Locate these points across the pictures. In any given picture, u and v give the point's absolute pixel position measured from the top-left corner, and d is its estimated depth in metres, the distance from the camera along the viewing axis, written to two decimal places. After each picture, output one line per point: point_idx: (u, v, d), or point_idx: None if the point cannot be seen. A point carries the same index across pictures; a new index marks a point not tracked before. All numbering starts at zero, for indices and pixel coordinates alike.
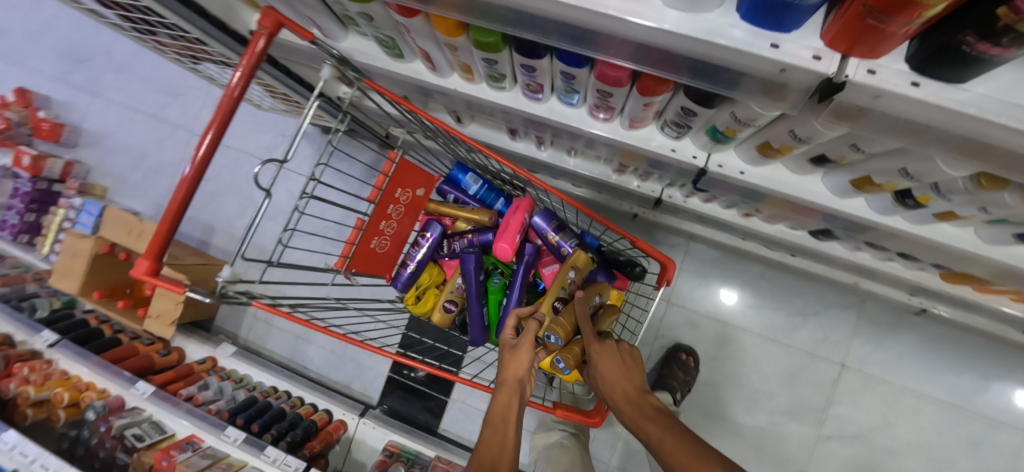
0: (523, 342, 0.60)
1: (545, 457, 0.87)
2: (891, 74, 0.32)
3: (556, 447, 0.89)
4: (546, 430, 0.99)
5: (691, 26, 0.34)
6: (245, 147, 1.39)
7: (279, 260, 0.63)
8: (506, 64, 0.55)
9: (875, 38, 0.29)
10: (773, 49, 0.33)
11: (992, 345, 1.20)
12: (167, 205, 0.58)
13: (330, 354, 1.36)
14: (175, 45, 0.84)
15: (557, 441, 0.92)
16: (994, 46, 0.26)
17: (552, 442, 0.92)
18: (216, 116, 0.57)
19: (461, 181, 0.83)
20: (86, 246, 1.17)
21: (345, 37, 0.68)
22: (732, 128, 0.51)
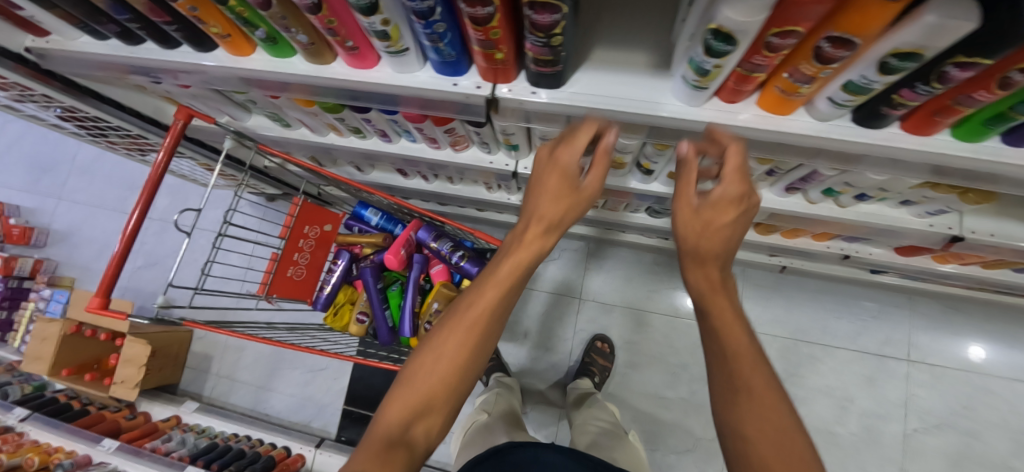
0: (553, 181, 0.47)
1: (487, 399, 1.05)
2: (519, 90, 0.54)
3: (493, 394, 1.07)
4: (484, 391, 1.14)
5: (409, 79, 0.57)
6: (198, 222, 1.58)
7: (203, 287, 0.81)
8: (352, 120, 0.78)
9: (496, 71, 0.52)
10: (454, 86, 0.55)
11: (860, 289, 1.37)
12: (114, 252, 0.77)
13: (287, 399, 1.46)
14: (123, 143, 1.06)
15: (495, 391, 1.10)
16: (543, 68, 0.49)
17: (489, 393, 1.09)
18: (148, 182, 0.78)
19: (363, 216, 1.04)
20: (54, 329, 1.30)
21: (250, 117, 0.91)
22: (507, 137, 0.73)
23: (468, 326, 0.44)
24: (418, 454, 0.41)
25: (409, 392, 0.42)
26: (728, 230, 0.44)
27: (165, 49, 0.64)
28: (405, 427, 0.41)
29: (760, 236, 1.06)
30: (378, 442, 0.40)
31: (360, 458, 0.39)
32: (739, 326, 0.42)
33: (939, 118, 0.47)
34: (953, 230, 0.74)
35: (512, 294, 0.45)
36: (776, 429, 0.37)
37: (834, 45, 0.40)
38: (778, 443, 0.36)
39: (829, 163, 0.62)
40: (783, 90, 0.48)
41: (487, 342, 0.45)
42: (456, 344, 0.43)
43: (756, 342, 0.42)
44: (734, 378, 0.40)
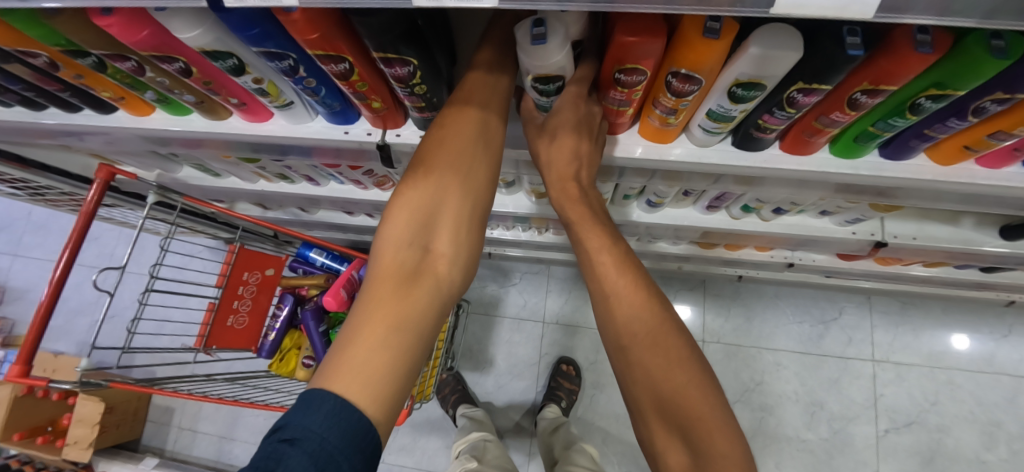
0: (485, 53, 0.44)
1: (472, 443, 1.04)
2: (408, 134, 0.55)
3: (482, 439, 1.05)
4: (465, 431, 1.10)
5: (303, 131, 0.57)
6: None
7: (131, 346, 0.79)
8: (275, 167, 0.78)
9: (382, 117, 0.53)
10: (346, 134, 0.56)
11: (818, 292, 1.38)
12: (34, 317, 0.76)
13: (253, 447, 1.42)
14: (63, 200, 1.06)
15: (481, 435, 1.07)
16: (422, 112, 0.50)
17: (473, 437, 1.06)
18: (70, 240, 0.77)
19: (307, 256, 1.04)
20: (4, 392, 1.26)
21: (181, 168, 0.91)
22: None
23: (449, 153, 0.43)
24: (442, 280, 0.42)
25: (401, 232, 0.42)
26: (582, 148, 0.48)
27: (70, 113, 0.64)
28: (415, 262, 0.41)
29: (705, 250, 1.06)
30: (392, 276, 0.40)
31: (376, 302, 0.38)
32: (615, 242, 0.51)
33: (810, 137, 0.48)
34: (875, 236, 0.75)
35: (461, 168, 0.43)
36: (656, 330, 0.48)
37: (680, 82, 0.41)
38: (652, 336, 0.48)
39: (731, 184, 0.62)
40: (656, 120, 0.49)
41: (469, 187, 0.44)
42: (448, 172, 0.43)
43: (633, 261, 0.51)
44: (612, 301, 0.50)
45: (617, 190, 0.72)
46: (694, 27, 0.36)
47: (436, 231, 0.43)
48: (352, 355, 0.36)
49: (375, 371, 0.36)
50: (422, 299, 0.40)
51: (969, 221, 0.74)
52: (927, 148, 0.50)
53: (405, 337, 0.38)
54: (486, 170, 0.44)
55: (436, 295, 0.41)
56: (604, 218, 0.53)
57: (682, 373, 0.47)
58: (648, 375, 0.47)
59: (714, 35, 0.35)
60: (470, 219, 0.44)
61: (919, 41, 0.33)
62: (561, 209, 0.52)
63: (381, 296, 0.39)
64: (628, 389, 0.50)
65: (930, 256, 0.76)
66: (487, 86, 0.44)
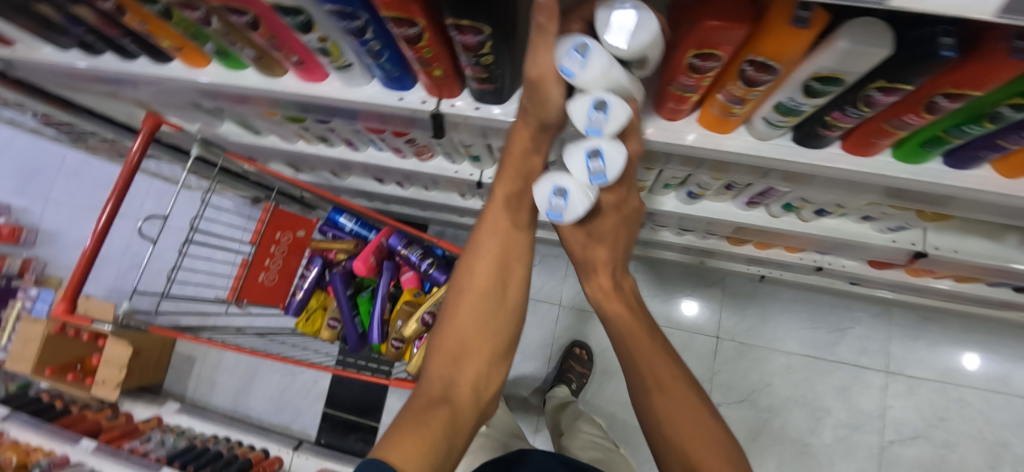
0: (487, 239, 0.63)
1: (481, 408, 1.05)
2: (463, 106, 0.55)
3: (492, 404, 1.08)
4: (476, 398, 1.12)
5: (358, 94, 0.57)
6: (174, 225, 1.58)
7: (170, 294, 0.81)
8: (317, 129, 0.79)
9: (440, 87, 0.53)
10: (401, 100, 0.56)
11: (839, 299, 1.37)
12: (79, 258, 0.78)
13: (269, 400, 1.48)
14: (102, 147, 1.08)
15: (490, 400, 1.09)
16: (481, 83, 0.50)
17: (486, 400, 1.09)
18: (116, 187, 0.79)
19: (337, 221, 1.05)
20: (38, 329, 1.31)
21: (222, 124, 0.92)
22: (468, 149, 0.74)
23: (473, 296, 0.60)
24: (463, 401, 0.54)
25: (439, 368, 0.56)
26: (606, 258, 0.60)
27: (124, 59, 0.65)
28: (443, 390, 0.54)
29: (732, 246, 1.05)
30: (424, 398, 0.53)
31: (416, 412, 0.50)
32: (645, 332, 0.60)
33: (876, 140, 0.47)
34: (915, 246, 0.74)
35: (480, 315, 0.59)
36: (686, 408, 0.55)
37: (755, 73, 0.40)
38: (676, 405, 0.55)
39: (777, 180, 0.62)
40: (718, 108, 0.48)
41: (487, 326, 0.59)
42: (468, 320, 0.59)
43: (658, 340, 0.60)
44: (645, 379, 0.57)
45: (658, 178, 0.71)
46: (782, 15, 0.35)
47: (463, 366, 0.57)
48: (400, 443, 0.45)
49: (412, 452, 0.44)
50: (447, 413, 0.51)
51: (1014, 238, 0.73)
52: (992, 160, 0.49)
53: (454, 440, 0.49)
54: (505, 316, 0.61)
55: (456, 414, 0.52)
56: (639, 314, 0.62)
57: (711, 446, 0.52)
58: (673, 437, 0.53)
59: (803, 24, 0.34)
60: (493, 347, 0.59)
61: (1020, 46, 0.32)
62: (600, 307, 0.62)
63: (416, 409, 0.51)
64: (657, 452, 0.55)
65: (968, 271, 0.75)
66: (499, 241, 0.62)
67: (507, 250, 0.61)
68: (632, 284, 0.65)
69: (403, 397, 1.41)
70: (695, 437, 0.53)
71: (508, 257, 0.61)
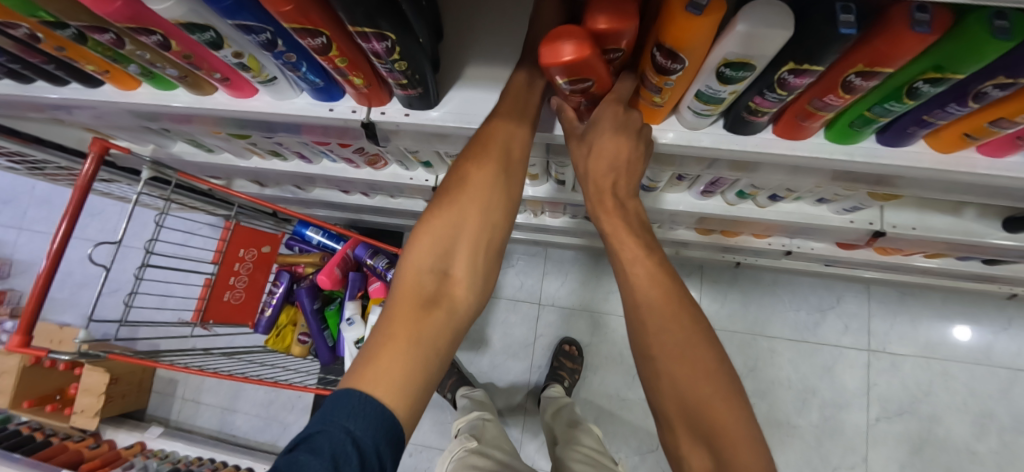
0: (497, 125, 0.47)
1: (472, 423, 1.05)
2: (394, 112, 0.54)
3: (479, 420, 1.06)
4: (465, 410, 1.12)
5: (286, 108, 0.56)
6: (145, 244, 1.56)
7: (128, 320, 0.80)
8: (266, 144, 0.78)
9: (369, 96, 0.52)
10: (331, 111, 0.55)
11: (817, 280, 1.37)
12: (33, 289, 0.77)
13: (255, 418, 1.46)
14: (62, 174, 1.07)
15: (479, 414, 1.09)
16: (405, 89, 0.49)
17: (473, 415, 1.08)
18: (64, 223, 0.78)
19: (304, 235, 1.04)
20: (14, 361, 1.30)
21: (176, 144, 0.91)
22: (416, 155, 0.73)
23: (472, 189, 0.48)
24: (455, 298, 0.46)
25: (422, 255, 0.47)
26: (619, 156, 0.47)
27: (56, 86, 0.64)
28: (434, 287, 0.46)
29: (703, 235, 1.04)
30: (408, 297, 0.45)
31: (396, 319, 0.44)
32: (650, 253, 0.49)
33: (803, 121, 0.46)
34: (873, 225, 0.74)
35: (488, 197, 0.48)
36: (679, 336, 0.45)
37: (663, 52, 0.39)
38: (682, 350, 0.44)
39: (721, 167, 0.60)
40: (642, 98, 0.47)
41: (486, 212, 0.48)
42: (467, 211, 0.48)
43: (661, 258, 0.49)
44: (648, 321, 0.46)
45: None
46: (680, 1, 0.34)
47: (454, 256, 0.48)
48: (371, 369, 0.41)
49: (395, 368, 0.41)
50: (438, 319, 0.45)
51: (971, 212, 0.72)
52: (926, 134, 0.48)
53: (421, 350, 0.43)
54: (502, 207, 0.49)
55: (454, 315, 0.46)
56: (642, 230, 0.50)
57: (705, 378, 0.43)
58: (677, 389, 0.43)
59: (697, 10, 0.33)
60: (488, 253, 0.49)
61: (918, 20, 0.31)
62: (595, 219, 0.51)
63: (402, 313, 0.44)
64: (654, 397, 0.46)
65: (925, 246, 0.75)
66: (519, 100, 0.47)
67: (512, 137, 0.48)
68: (639, 203, 0.52)
69: None
70: (687, 365, 0.44)
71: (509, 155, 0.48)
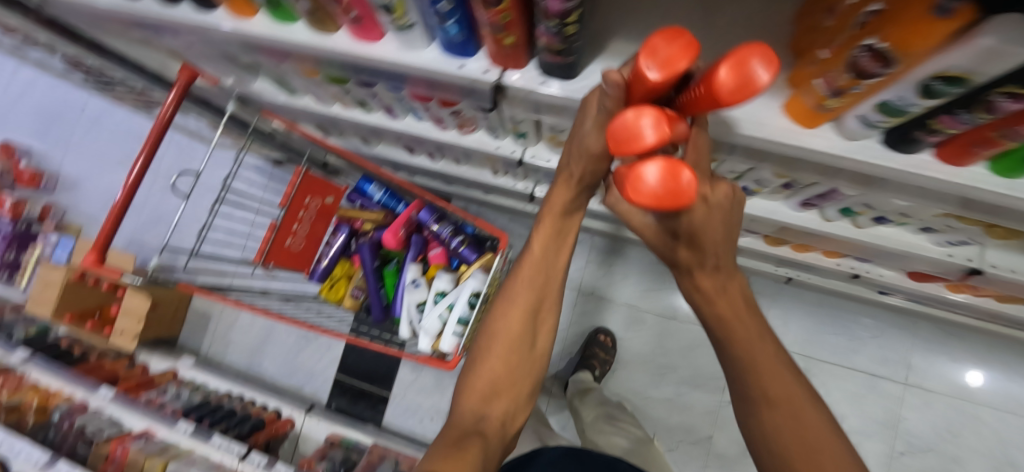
0: (524, 283, 0.55)
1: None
2: (528, 79, 0.51)
3: None
4: None
5: (415, 58, 0.53)
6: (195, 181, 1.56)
7: (200, 252, 0.79)
8: (358, 92, 0.75)
9: (506, 58, 0.49)
10: (461, 69, 0.52)
11: (863, 308, 1.35)
12: (112, 208, 0.76)
13: (282, 363, 1.49)
14: (130, 96, 1.05)
15: None
16: (555, 57, 0.46)
17: None
18: (148, 143, 0.77)
19: (366, 191, 1.01)
20: (58, 276, 1.31)
21: (255, 80, 0.88)
22: (516, 125, 0.70)
23: (507, 337, 0.54)
24: (495, 431, 0.50)
25: (469, 399, 0.52)
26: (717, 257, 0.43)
27: (164, 4, 0.61)
28: (477, 423, 0.49)
29: (770, 247, 1.02)
30: (455, 434, 0.48)
31: (442, 445, 0.45)
32: (760, 336, 0.45)
33: (978, 150, 0.42)
34: (972, 263, 0.71)
35: (519, 343, 0.54)
36: (800, 426, 0.42)
37: (872, 54, 0.36)
38: (809, 440, 0.42)
39: (844, 180, 0.57)
40: (812, 98, 0.44)
41: (519, 354, 0.55)
42: (500, 356, 0.54)
43: (771, 336, 0.46)
44: (763, 403, 0.44)
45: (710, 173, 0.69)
46: (922, 2, 0.30)
47: (494, 400, 0.52)
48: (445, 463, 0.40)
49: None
50: (481, 450, 0.46)
51: None
52: None
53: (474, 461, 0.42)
54: (534, 354, 0.56)
55: (492, 450, 0.48)
56: (754, 313, 0.47)
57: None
58: None
59: (942, 16, 0.29)
60: (523, 393, 0.55)
61: None
62: (695, 305, 0.48)
63: (448, 443, 0.45)
64: None
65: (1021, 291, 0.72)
66: (545, 267, 0.55)
67: (541, 291, 0.55)
68: (743, 279, 0.47)
69: (415, 370, 1.41)
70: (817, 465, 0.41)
71: (539, 305, 0.56)
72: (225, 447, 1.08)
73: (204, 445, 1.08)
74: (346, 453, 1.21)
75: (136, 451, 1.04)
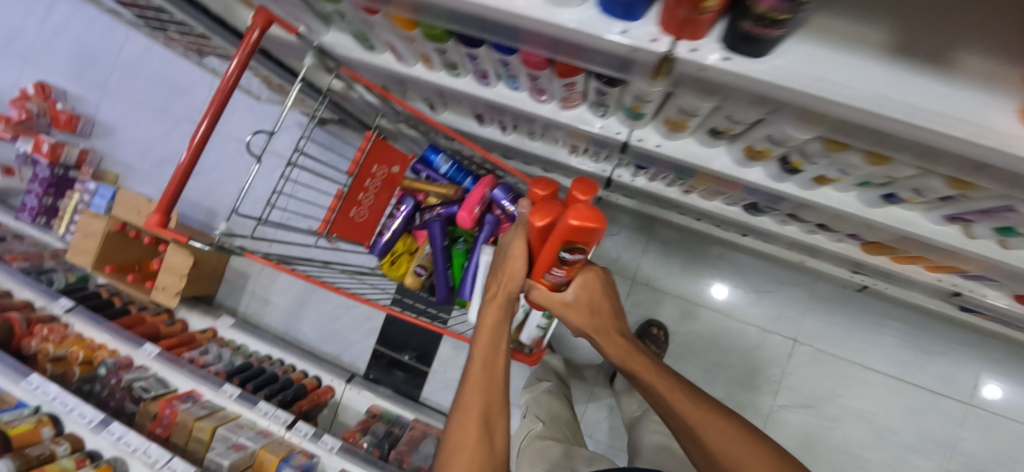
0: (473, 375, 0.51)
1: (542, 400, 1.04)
2: (707, 53, 0.42)
3: (544, 393, 1.05)
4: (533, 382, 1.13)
5: (567, 17, 0.44)
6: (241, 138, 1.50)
7: (269, 219, 0.74)
8: (455, 53, 0.66)
9: (690, 24, 0.39)
10: (622, 34, 0.43)
11: (933, 322, 1.28)
12: (177, 166, 0.69)
13: (320, 329, 1.46)
14: (183, 40, 0.97)
15: (547, 388, 1.08)
16: (763, 28, 0.37)
17: (540, 389, 1.08)
18: (214, 102, 0.67)
19: (433, 161, 0.94)
20: (101, 225, 1.28)
21: (328, 32, 0.78)
22: (639, 104, 0.61)
23: (469, 434, 0.47)
24: None
25: None
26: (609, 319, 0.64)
27: None
28: None
29: (866, 255, 0.94)
30: None
31: None
32: (659, 370, 0.59)
33: None
34: None
35: (486, 437, 0.47)
36: (713, 420, 0.52)
37: None
38: (720, 426, 0.51)
39: None
40: None
41: (488, 451, 0.47)
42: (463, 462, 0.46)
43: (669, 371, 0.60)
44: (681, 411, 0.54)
45: (866, 177, 0.59)
46: None
47: None
48: None
49: None
50: None
51: None
52: None
53: None
54: (500, 450, 0.48)
55: None
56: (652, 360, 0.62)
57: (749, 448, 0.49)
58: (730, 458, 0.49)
59: None
60: None
61: None
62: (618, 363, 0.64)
63: None
64: None
65: None
66: (490, 357, 0.52)
67: (493, 379, 0.51)
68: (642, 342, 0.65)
69: (457, 347, 1.38)
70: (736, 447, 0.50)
71: (495, 396, 0.50)
72: (270, 415, 1.05)
73: (250, 411, 1.06)
74: (389, 427, 1.19)
75: (184, 411, 1.01)
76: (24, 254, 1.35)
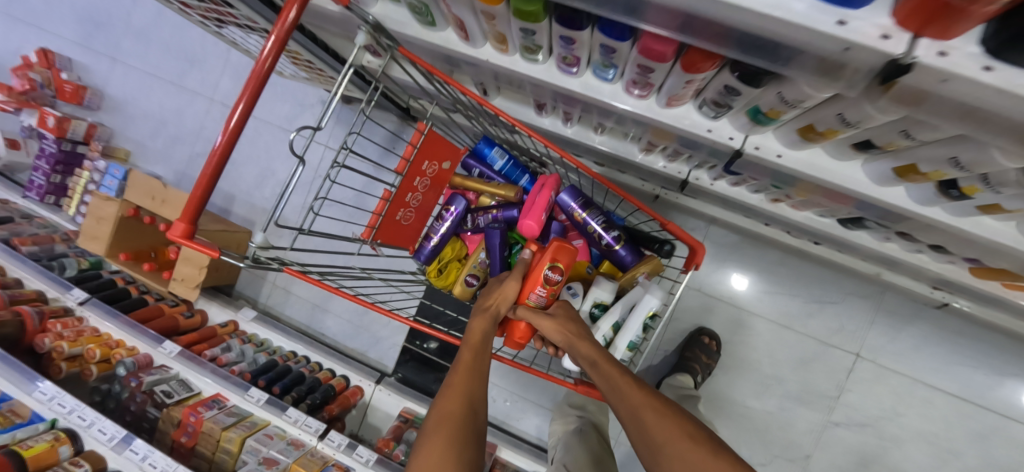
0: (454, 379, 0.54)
1: (565, 444, 0.96)
2: (964, 60, 0.29)
3: (575, 434, 1.00)
4: (565, 419, 1.10)
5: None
6: (264, 117, 1.39)
7: (310, 228, 0.63)
8: (543, 35, 0.53)
9: (949, 18, 0.26)
10: (840, 27, 0.31)
11: (1015, 344, 1.17)
12: (204, 168, 0.57)
13: (346, 324, 1.38)
14: (201, 7, 0.85)
15: (580, 428, 1.02)
16: None
17: (572, 429, 1.03)
18: (250, 87, 0.55)
19: (486, 156, 0.83)
20: (112, 209, 1.18)
21: (376, 2, 0.65)
22: (780, 110, 0.49)
23: (443, 427, 0.48)
24: None
25: None
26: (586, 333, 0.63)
27: None
28: None
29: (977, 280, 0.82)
30: None
31: None
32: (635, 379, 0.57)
33: None
34: None
35: (460, 432, 0.48)
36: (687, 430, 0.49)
37: None
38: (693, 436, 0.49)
39: None
40: None
41: (463, 448, 0.47)
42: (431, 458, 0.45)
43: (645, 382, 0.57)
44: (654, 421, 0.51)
45: None
46: None
47: None
48: None
49: None
50: None
51: None
52: None
53: None
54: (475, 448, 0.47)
55: None
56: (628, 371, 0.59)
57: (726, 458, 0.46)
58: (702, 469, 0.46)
59: None
60: None
61: None
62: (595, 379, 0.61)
63: None
64: None
65: None
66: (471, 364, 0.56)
67: (474, 380, 0.54)
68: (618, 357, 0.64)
69: None
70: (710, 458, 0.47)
71: (475, 396, 0.52)
72: (301, 423, 0.98)
73: (278, 418, 0.99)
74: None
75: (210, 419, 0.94)
76: (33, 237, 1.27)
